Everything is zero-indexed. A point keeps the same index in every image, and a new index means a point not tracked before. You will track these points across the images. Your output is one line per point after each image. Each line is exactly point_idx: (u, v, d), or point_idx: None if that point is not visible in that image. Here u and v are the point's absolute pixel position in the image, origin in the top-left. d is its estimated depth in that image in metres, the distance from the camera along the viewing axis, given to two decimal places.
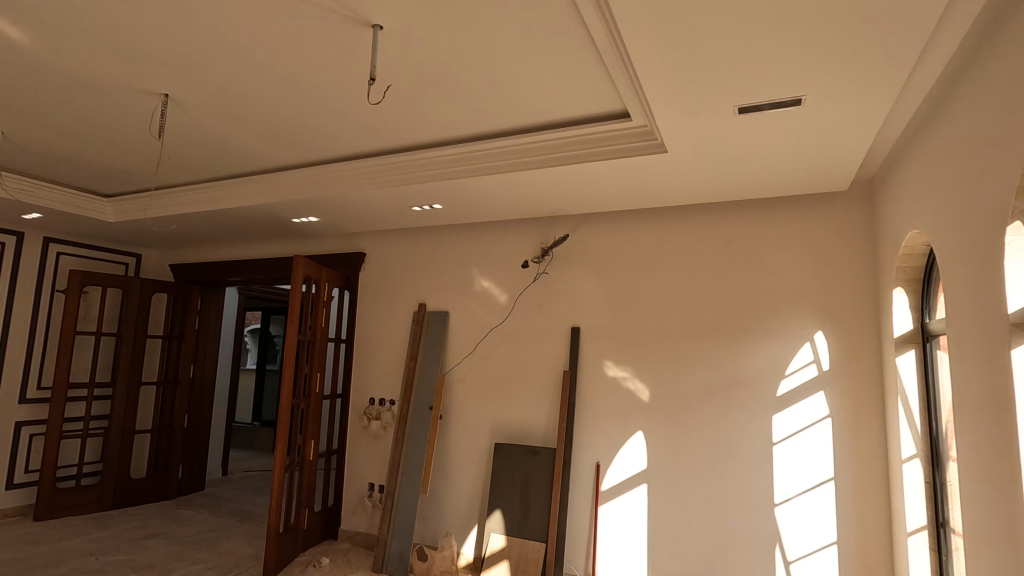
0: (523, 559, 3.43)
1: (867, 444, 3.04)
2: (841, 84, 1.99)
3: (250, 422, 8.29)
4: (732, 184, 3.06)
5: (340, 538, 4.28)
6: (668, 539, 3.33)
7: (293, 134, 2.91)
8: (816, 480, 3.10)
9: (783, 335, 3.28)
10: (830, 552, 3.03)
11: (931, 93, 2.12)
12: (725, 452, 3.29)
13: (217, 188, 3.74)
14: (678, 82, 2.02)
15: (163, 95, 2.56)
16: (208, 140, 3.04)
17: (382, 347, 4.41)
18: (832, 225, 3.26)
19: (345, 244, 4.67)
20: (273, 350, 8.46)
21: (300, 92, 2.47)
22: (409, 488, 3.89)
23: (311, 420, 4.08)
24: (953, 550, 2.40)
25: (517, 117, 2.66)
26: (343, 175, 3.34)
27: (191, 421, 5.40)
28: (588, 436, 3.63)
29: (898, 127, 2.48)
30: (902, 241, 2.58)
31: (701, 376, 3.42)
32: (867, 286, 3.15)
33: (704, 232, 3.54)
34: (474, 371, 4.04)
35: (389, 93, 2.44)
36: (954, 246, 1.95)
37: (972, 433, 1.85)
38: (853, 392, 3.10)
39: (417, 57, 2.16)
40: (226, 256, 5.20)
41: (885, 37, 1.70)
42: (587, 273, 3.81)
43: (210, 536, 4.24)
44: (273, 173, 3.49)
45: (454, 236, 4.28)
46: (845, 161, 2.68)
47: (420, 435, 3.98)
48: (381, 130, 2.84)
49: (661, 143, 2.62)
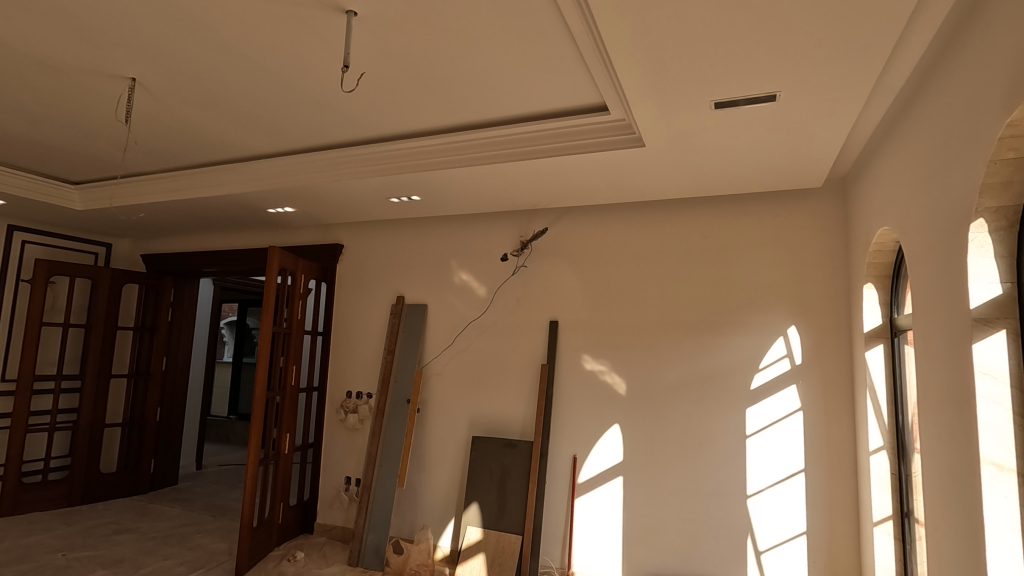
0: (498, 551, 3.43)
1: (838, 436, 3.10)
2: (812, 81, 2.01)
3: (226, 416, 8.16)
4: (709, 180, 3.08)
5: (315, 532, 4.25)
6: (643, 532, 3.37)
7: (266, 121, 2.85)
8: (787, 471, 3.16)
9: (758, 329, 3.32)
10: (800, 542, 3.09)
11: (902, 91, 2.15)
12: (700, 445, 3.33)
13: (189, 176, 3.66)
14: (655, 76, 2.02)
15: (130, 79, 2.48)
16: (179, 127, 2.97)
17: (360, 340, 4.37)
18: (807, 221, 3.30)
19: (322, 235, 4.61)
20: (250, 342, 8.34)
21: (273, 78, 2.42)
22: (385, 483, 3.87)
23: (286, 413, 4.02)
24: (916, 539, 2.46)
25: (495, 109, 2.64)
26: (319, 165, 3.28)
27: (163, 415, 5.28)
28: (566, 429, 3.65)
29: (872, 125, 2.52)
30: (872, 237, 2.62)
31: (677, 370, 3.45)
32: (839, 282, 3.20)
33: (681, 227, 3.57)
34: (453, 364, 4.02)
35: (363, 81, 2.40)
36: (921, 243, 1.98)
37: (935, 425, 1.89)
38: (825, 386, 3.16)
39: (392, 45, 2.13)
40: (201, 247, 5.10)
41: (858, 35, 1.72)
42: (565, 267, 3.81)
43: (182, 531, 4.17)
44: (247, 162, 3.42)
45: (434, 228, 4.24)
46: (819, 158, 2.71)
47: (397, 428, 3.95)
48: (357, 119, 2.80)
49: (638, 137, 2.62)
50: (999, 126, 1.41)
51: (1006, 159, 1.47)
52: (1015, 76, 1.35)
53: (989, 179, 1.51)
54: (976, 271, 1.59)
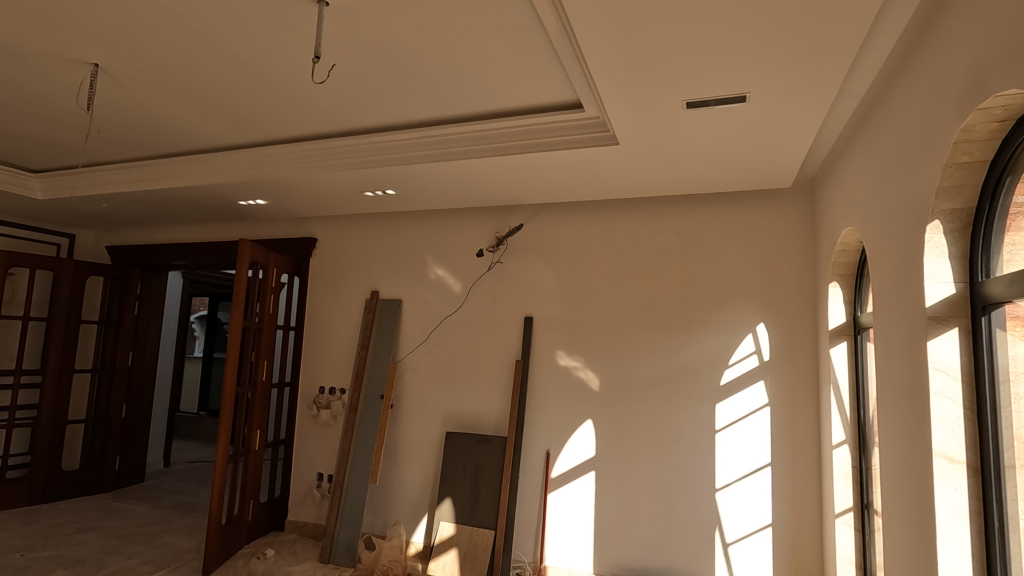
0: (471, 546, 3.44)
1: (803, 430, 3.18)
2: (780, 83, 2.05)
3: (195, 412, 7.99)
4: (682, 178, 3.13)
5: (286, 529, 4.20)
6: (615, 526, 3.41)
7: (237, 111, 2.79)
8: (754, 465, 3.23)
9: (728, 326, 3.38)
10: (766, 534, 3.16)
11: (866, 95, 2.22)
12: (671, 440, 3.39)
13: (156, 166, 3.56)
14: (628, 75, 2.04)
15: (94, 64, 2.40)
16: (145, 115, 2.89)
17: (333, 335, 4.32)
18: (776, 220, 3.37)
19: (295, 229, 4.54)
20: (222, 337, 8.19)
21: (243, 67, 2.36)
22: (358, 479, 3.84)
23: (257, 409, 3.95)
24: (874, 530, 2.54)
25: (470, 104, 2.63)
26: (291, 157, 3.23)
27: (129, 411, 5.15)
28: (539, 423, 3.67)
29: (838, 127, 2.58)
30: (838, 238, 2.70)
31: (650, 367, 3.50)
32: (807, 282, 3.28)
33: (654, 225, 3.61)
34: (427, 360, 4.01)
35: (335, 73, 2.37)
36: (882, 244, 2.05)
37: (892, 419, 1.95)
38: (791, 381, 3.24)
39: (365, 36, 2.10)
40: (169, 239, 4.99)
41: (824, 39, 1.76)
42: (541, 263, 3.83)
43: (148, 530, 4.07)
44: (216, 153, 3.34)
45: (409, 222, 4.21)
46: (787, 159, 2.77)
47: (370, 423, 3.94)
48: (329, 111, 2.75)
49: (612, 135, 2.64)
50: (953, 131, 1.46)
51: (960, 162, 1.52)
52: (969, 84, 1.40)
53: (945, 182, 1.56)
54: (933, 270, 1.62)
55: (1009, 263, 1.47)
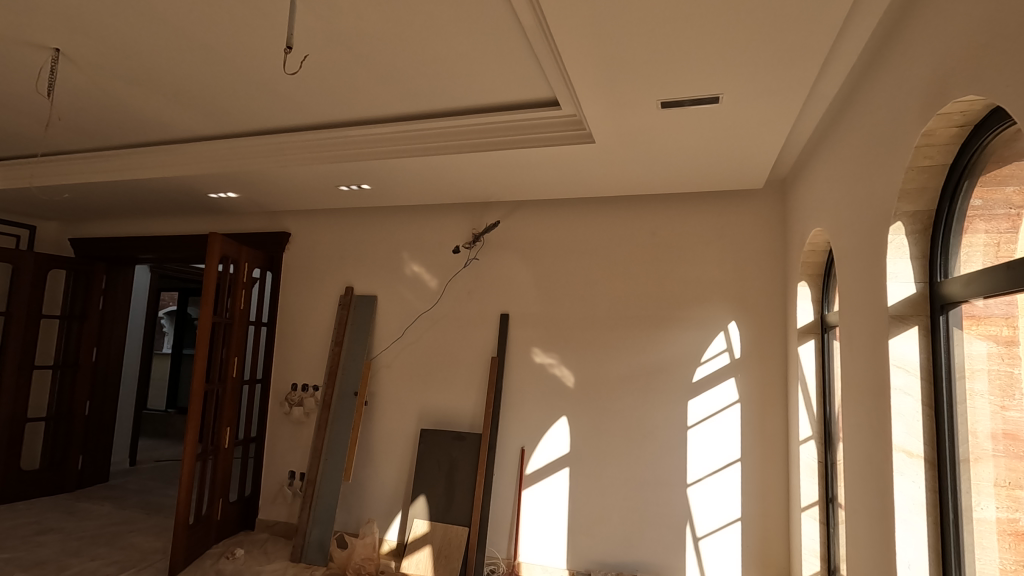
0: (445, 543, 3.44)
1: (772, 426, 3.25)
2: (752, 85, 2.09)
3: (164, 409, 7.80)
4: (657, 177, 3.16)
5: (257, 528, 4.13)
6: (588, 521, 3.44)
7: (206, 101, 2.72)
8: (724, 460, 3.29)
9: (701, 324, 3.44)
10: (735, 529, 3.23)
11: (835, 99, 2.26)
12: (644, 436, 3.43)
13: (122, 156, 3.45)
14: (604, 74, 2.05)
15: (54, 49, 2.32)
16: (109, 103, 2.79)
17: (306, 331, 4.25)
18: (748, 221, 3.43)
19: (268, 222, 4.45)
20: (191, 333, 8.01)
21: (212, 56, 2.30)
22: (331, 478, 3.80)
23: (226, 406, 3.87)
24: (838, 523, 2.61)
25: (446, 99, 2.61)
26: (263, 149, 3.16)
27: (93, 409, 5.00)
28: (514, 420, 3.67)
29: (808, 130, 2.64)
30: (806, 238, 2.76)
31: (624, 364, 3.53)
32: (777, 282, 3.34)
33: (630, 224, 3.64)
34: (402, 357, 3.98)
35: (307, 64, 2.32)
36: (848, 244, 2.10)
37: (856, 415, 2.01)
38: (761, 379, 3.30)
39: (338, 28, 2.07)
40: (137, 232, 4.85)
41: (794, 42, 1.79)
42: (517, 260, 3.83)
43: (112, 530, 3.96)
44: (185, 143, 3.25)
45: (385, 218, 4.17)
46: (759, 160, 2.82)
47: (344, 420, 3.89)
48: (302, 103, 2.70)
49: (588, 134, 2.65)
50: (916, 135, 1.51)
51: (922, 166, 1.57)
52: (931, 89, 1.44)
53: (906, 184, 1.60)
54: (894, 271, 1.67)
55: (966, 264, 1.52)
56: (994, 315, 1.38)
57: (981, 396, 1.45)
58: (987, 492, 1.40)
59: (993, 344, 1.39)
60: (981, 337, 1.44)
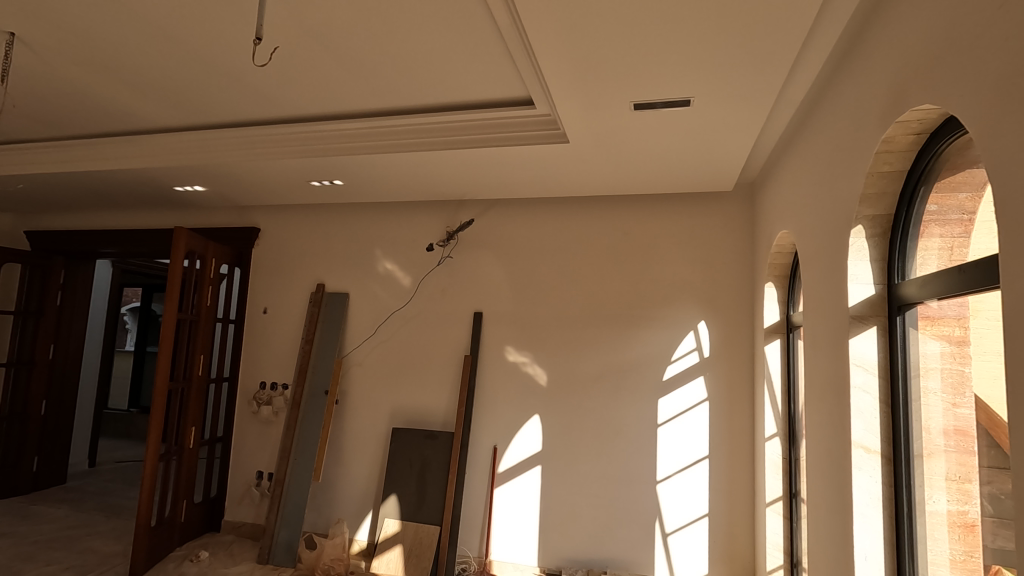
0: (416, 543, 3.42)
1: (739, 423, 3.32)
2: (722, 89, 2.13)
3: (126, 409, 7.56)
4: (630, 178, 3.19)
5: (223, 530, 4.04)
6: (559, 519, 3.46)
7: (171, 90, 2.64)
8: (693, 458, 3.35)
9: (672, 323, 3.49)
10: (702, 524, 3.29)
11: (801, 105, 2.32)
12: (616, 434, 3.46)
13: (81, 147, 3.33)
14: (577, 74, 2.06)
15: (8, 33, 2.22)
16: (68, 90, 2.69)
17: (276, 329, 4.17)
18: (718, 222, 3.50)
19: (237, 217, 4.36)
20: (156, 330, 7.78)
21: (177, 45, 2.24)
22: (300, 478, 3.74)
23: (191, 405, 3.77)
24: (800, 517, 2.69)
25: (420, 96, 2.59)
26: (232, 142, 3.09)
27: (50, 408, 4.81)
28: (486, 418, 3.67)
29: (775, 135, 2.70)
30: (773, 240, 2.83)
31: (596, 363, 3.56)
32: (745, 282, 3.42)
33: (603, 224, 3.67)
34: (374, 355, 3.94)
35: (277, 56, 2.28)
36: (812, 246, 2.16)
37: (818, 413, 2.07)
38: (729, 377, 3.37)
39: (309, 20, 2.03)
40: (98, 225, 4.69)
41: (762, 47, 1.83)
42: (491, 259, 3.82)
43: (70, 534, 3.83)
44: (148, 135, 3.15)
45: (358, 214, 4.12)
46: (729, 163, 2.88)
47: (314, 419, 3.84)
48: (272, 96, 2.65)
49: (562, 133, 2.67)
50: (876, 141, 1.56)
51: (882, 171, 1.62)
52: (890, 97, 1.49)
53: (867, 190, 1.66)
54: (855, 272, 1.73)
55: (922, 267, 1.59)
56: (947, 315, 1.44)
57: (935, 393, 1.51)
58: (940, 486, 1.47)
59: (946, 344, 1.45)
60: (936, 337, 1.50)
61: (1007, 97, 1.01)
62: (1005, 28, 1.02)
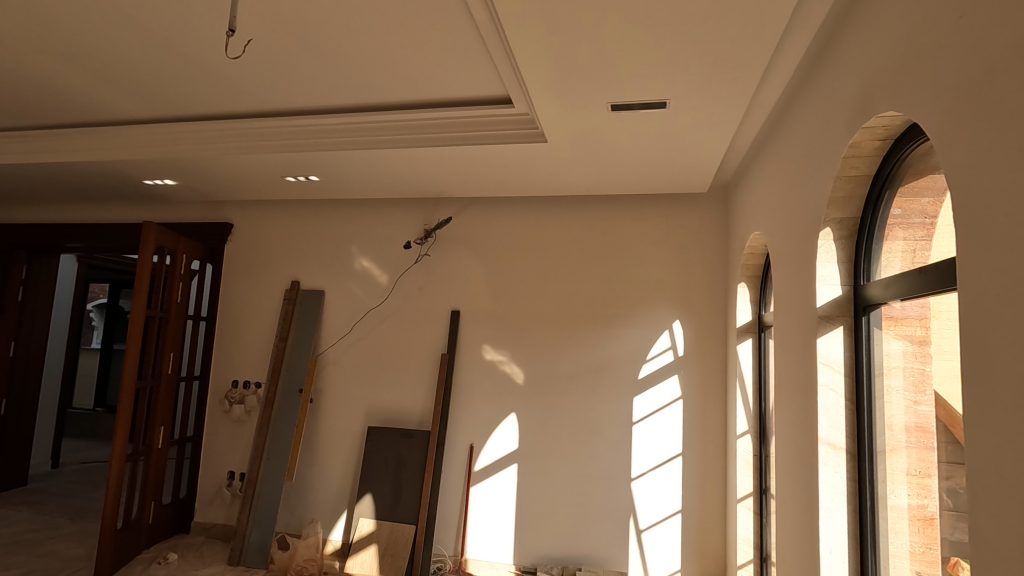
0: (391, 542, 3.40)
1: (712, 421, 3.38)
2: (697, 92, 2.16)
3: (91, 408, 7.34)
4: (608, 178, 3.22)
5: (192, 531, 3.95)
6: (535, 516, 3.48)
7: (140, 81, 2.57)
8: (667, 455, 3.40)
9: (648, 323, 3.53)
10: (675, 520, 3.34)
11: (773, 110, 2.37)
12: (591, 431, 3.49)
13: (45, 137, 3.22)
14: (555, 74, 2.07)
15: None
16: (30, 79, 2.60)
17: (249, 326, 4.10)
18: (693, 223, 3.55)
19: (209, 213, 4.27)
20: (124, 327, 7.58)
21: (146, 35, 2.18)
22: (273, 477, 3.68)
23: (160, 404, 3.68)
24: (769, 512, 2.75)
25: (398, 92, 2.57)
26: (204, 135, 3.02)
27: (10, 407, 4.65)
28: (463, 416, 3.67)
29: (749, 138, 2.75)
30: (746, 241, 2.89)
31: (573, 361, 3.58)
32: (719, 282, 3.48)
33: (581, 223, 3.70)
34: (350, 353, 3.90)
35: (251, 49, 2.24)
36: (783, 247, 2.20)
37: (788, 410, 2.12)
38: (703, 375, 3.43)
39: (284, 13, 2.00)
40: (63, 219, 4.55)
41: (736, 51, 1.87)
42: (469, 257, 3.82)
43: (31, 537, 3.70)
44: (116, 127, 3.06)
45: (334, 211, 4.07)
46: (704, 165, 2.92)
47: (288, 418, 3.78)
48: (245, 89, 2.60)
49: (540, 133, 2.68)
50: (844, 146, 1.61)
51: (849, 175, 1.67)
52: (858, 104, 1.54)
53: (835, 193, 1.71)
54: (823, 273, 1.77)
55: (886, 268, 1.64)
56: (909, 316, 1.48)
57: (897, 391, 1.57)
58: (901, 480, 1.51)
59: (908, 343, 1.50)
60: (898, 336, 1.55)
61: (967, 106, 1.04)
62: (965, 41, 1.06)
